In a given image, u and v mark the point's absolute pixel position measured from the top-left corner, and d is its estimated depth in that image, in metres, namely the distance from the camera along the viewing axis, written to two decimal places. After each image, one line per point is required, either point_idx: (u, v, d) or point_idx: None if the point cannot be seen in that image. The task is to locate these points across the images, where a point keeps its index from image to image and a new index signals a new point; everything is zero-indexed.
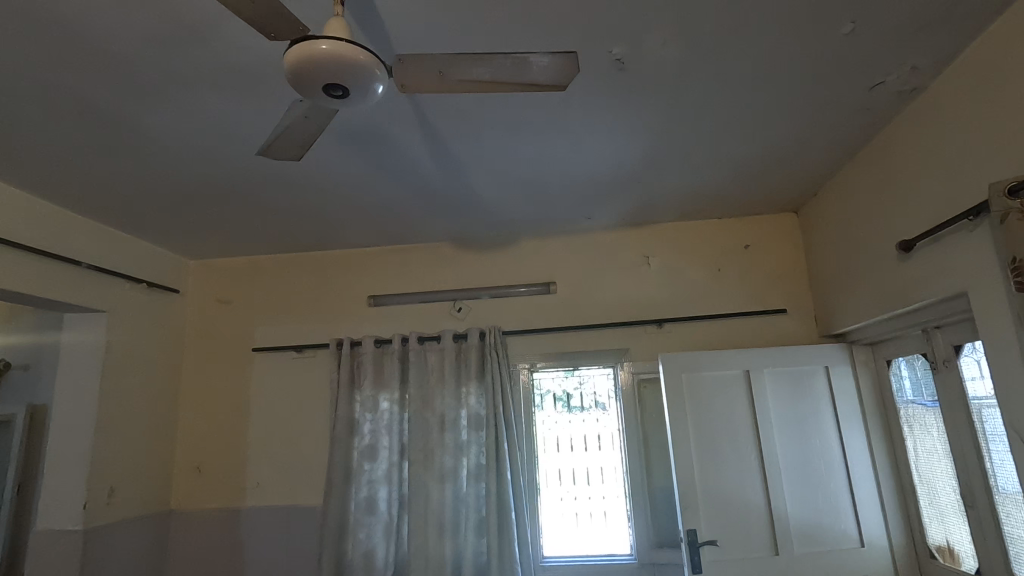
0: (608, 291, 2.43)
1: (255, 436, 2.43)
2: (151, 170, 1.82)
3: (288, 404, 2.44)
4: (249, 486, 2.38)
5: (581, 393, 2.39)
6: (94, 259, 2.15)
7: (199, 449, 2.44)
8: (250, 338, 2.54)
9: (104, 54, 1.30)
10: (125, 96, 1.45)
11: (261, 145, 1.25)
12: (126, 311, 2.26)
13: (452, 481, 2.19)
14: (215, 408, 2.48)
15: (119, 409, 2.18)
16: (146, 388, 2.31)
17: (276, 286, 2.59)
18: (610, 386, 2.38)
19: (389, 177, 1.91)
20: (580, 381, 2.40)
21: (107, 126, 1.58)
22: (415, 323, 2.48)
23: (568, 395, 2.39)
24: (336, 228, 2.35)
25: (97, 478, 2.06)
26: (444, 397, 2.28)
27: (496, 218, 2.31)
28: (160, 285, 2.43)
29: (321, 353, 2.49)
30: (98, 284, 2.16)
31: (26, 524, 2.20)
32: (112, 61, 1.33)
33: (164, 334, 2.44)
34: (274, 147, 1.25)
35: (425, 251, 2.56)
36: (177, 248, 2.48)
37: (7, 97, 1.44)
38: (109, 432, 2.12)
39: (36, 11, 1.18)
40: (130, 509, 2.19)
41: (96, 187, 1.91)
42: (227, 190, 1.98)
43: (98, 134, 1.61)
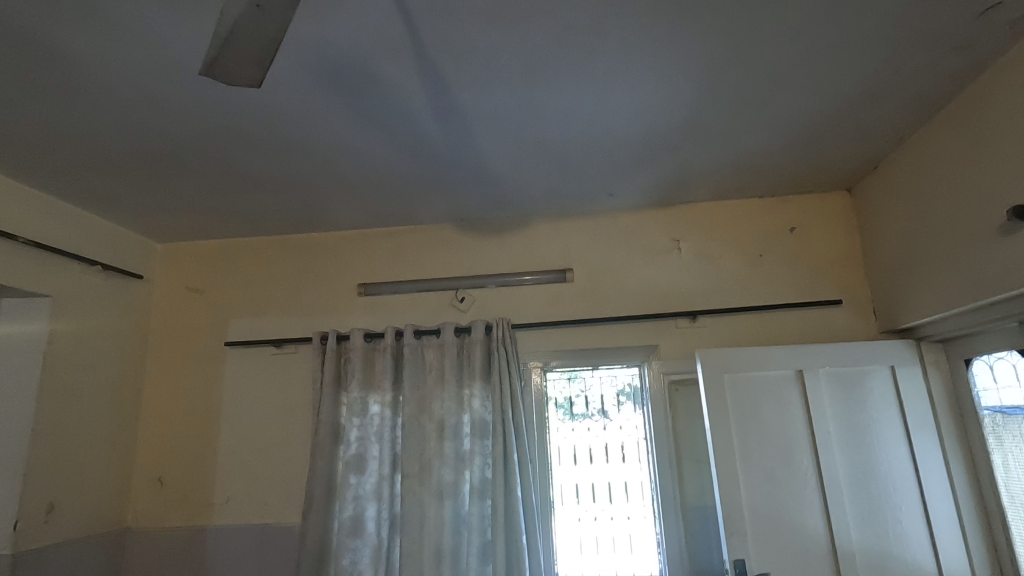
0: (633, 279, 2.12)
1: (225, 442, 2.11)
2: (94, 121, 1.51)
3: (265, 407, 2.13)
4: (217, 500, 2.06)
5: (585, 399, 2.08)
6: (39, 235, 1.84)
7: (161, 458, 2.12)
8: (223, 331, 2.23)
9: None
10: (48, 10, 1.15)
11: (209, 68, 0.94)
12: (78, 297, 1.95)
13: (452, 499, 1.88)
14: (182, 411, 2.16)
15: (63, 411, 1.86)
16: (98, 386, 1.99)
17: (255, 273, 2.28)
18: (617, 391, 2.08)
19: (382, 134, 1.60)
20: (583, 387, 2.10)
21: (32, 57, 1.28)
22: (410, 315, 2.18)
23: (571, 402, 2.09)
24: (323, 204, 2.05)
25: (33, 492, 1.74)
26: (444, 400, 1.97)
27: (506, 194, 2.01)
28: (120, 269, 2.12)
29: (304, 349, 2.18)
30: (47, 264, 1.84)
31: None
32: None
33: (123, 326, 2.12)
34: (232, 68, 0.95)
35: (424, 234, 2.26)
36: (142, 227, 2.18)
37: None
38: (50, 437, 1.80)
39: None
40: (75, 529, 1.87)
41: (29, 143, 1.60)
42: (189, 151, 1.67)
43: (22, 67, 1.31)
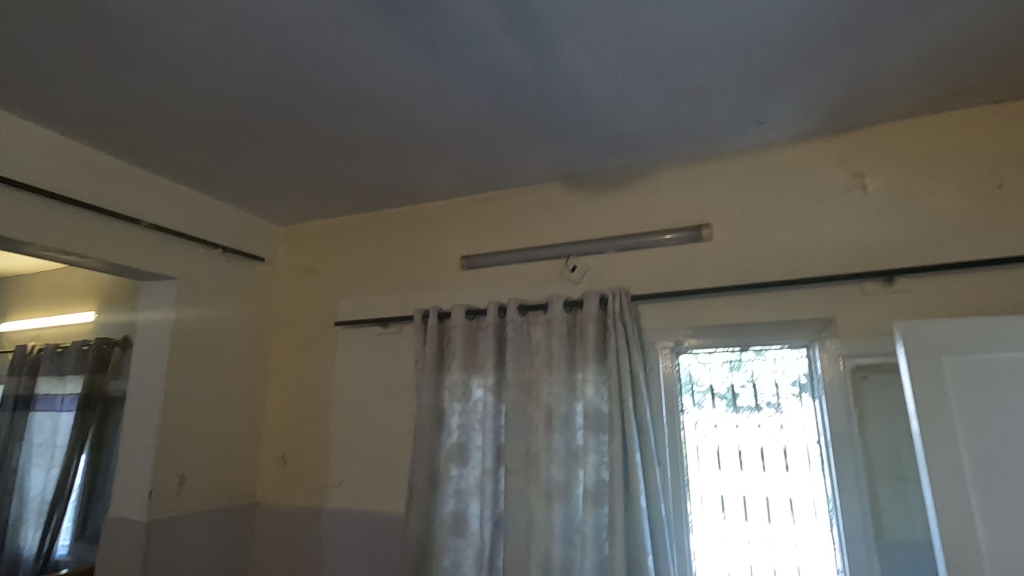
0: (795, 232, 1.62)
1: (338, 424, 2.06)
2: (167, 97, 1.44)
3: (372, 388, 2.04)
4: (331, 482, 2.02)
5: (754, 390, 1.62)
6: (166, 220, 1.90)
7: (284, 437, 2.15)
8: (334, 311, 2.19)
9: None
10: None
11: None
12: (202, 280, 2.01)
13: (563, 502, 1.58)
14: (300, 391, 2.17)
15: (190, 391, 1.93)
16: (223, 365, 2.06)
17: (363, 250, 2.21)
18: (798, 376, 1.59)
19: (456, 69, 1.34)
20: (752, 376, 1.63)
21: (97, 39, 1.23)
22: (516, 289, 1.92)
23: (735, 393, 1.64)
24: (418, 169, 1.87)
25: (165, 466, 1.82)
26: (553, 386, 1.67)
27: (619, 133, 1.63)
28: (242, 252, 2.17)
29: (408, 327, 2.04)
30: (171, 250, 1.91)
31: (102, 493, 2.27)
32: None
33: (247, 307, 2.18)
34: None
35: (530, 196, 1.98)
36: (260, 211, 2.21)
37: None
38: (178, 413, 1.88)
39: None
40: (205, 502, 1.94)
41: (129, 130, 1.60)
42: (267, 121, 1.56)
43: (91, 50, 1.26)
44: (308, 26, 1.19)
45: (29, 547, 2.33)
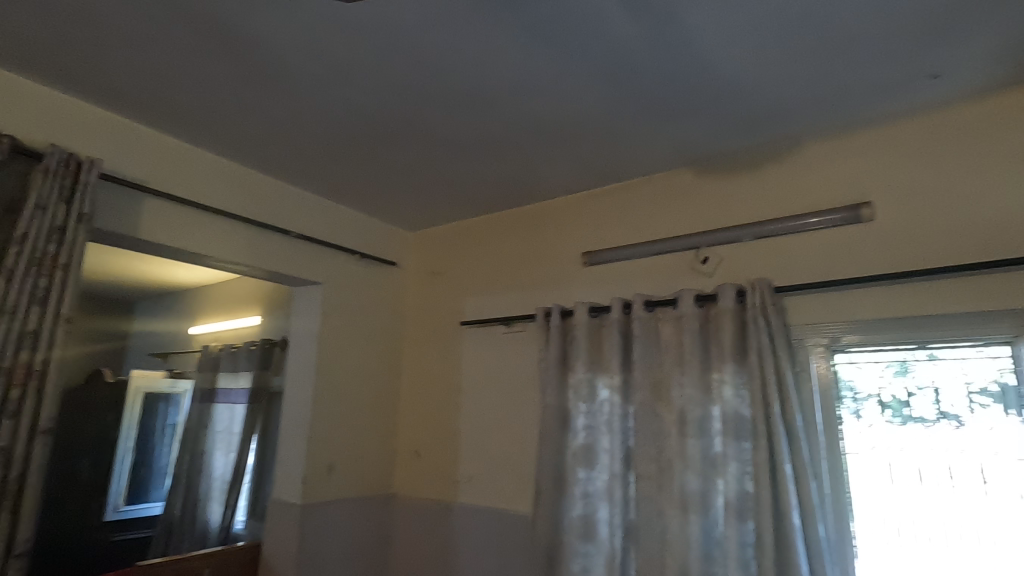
0: (986, 206, 1.34)
1: (466, 421, 2.11)
2: (307, 116, 1.56)
3: (498, 387, 2.05)
4: (461, 477, 2.07)
5: (928, 398, 1.38)
6: (311, 231, 2.08)
7: (417, 432, 2.25)
8: (460, 311, 2.25)
9: None
10: (235, 13, 1.17)
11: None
12: (343, 285, 2.18)
13: (701, 513, 1.45)
14: (431, 389, 2.26)
15: (335, 386, 2.09)
16: (362, 364, 2.21)
17: (485, 251, 2.24)
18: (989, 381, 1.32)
19: (573, 55, 1.29)
20: (924, 383, 1.39)
21: (247, 70, 1.37)
22: (642, 284, 1.82)
23: (903, 402, 1.41)
24: (536, 167, 1.85)
25: (316, 455, 1.99)
26: (685, 387, 1.55)
27: (755, 105, 1.46)
28: (377, 258, 2.31)
29: (531, 326, 2.03)
30: (316, 257, 2.09)
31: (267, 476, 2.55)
32: None
33: (382, 309, 2.32)
34: None
35: (654, 186, 1.87)
36: (391, 218, 2.34)
37: (154, 54, 1.31)
38: (325, 407, 2.04)
39: None
40: (350, 490, 2.09)
41: (279, 150, 1.77)
42: (393, 129, 1.63)
43: (244, 81, 1.41)
44: (426, 32, 1.21)
45: (214, 520, 2.68)
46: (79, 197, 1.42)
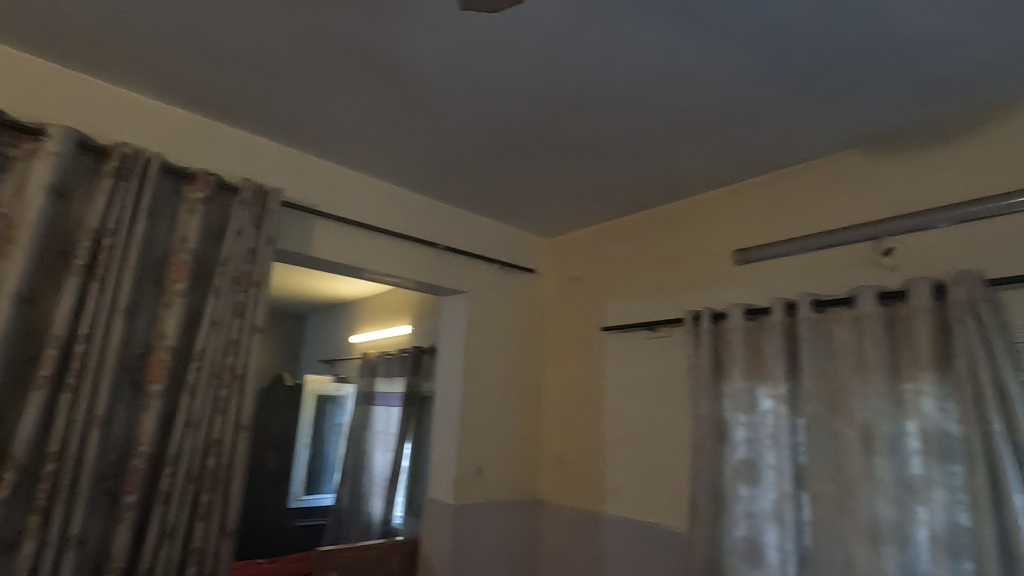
0: None
1: (611, 429, 2.05)
2: (451, 134, 1.64)
3: (644, 394, 1.97)
4: (608, 487, 2.01)
5: None
6: (455, 242, 2.18)
7: (561, 439, 2.24)
8: (601, 317, 2.21)
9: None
10: (385, 44, 1.26)
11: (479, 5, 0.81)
12: (486, 293, 2.25)
13: (898, 546, 1.25)
14: (574, 395, 2.24)
15: (481, 391, 2.16)
16: (506, 370, 2.25)
17: (625, 254, 2.18)
18: None
19: (724, 39, 1.19)
20: None
21: (398, 97, 1.47)
22: (807, 282, 1.63)
23: None
24: (678, 163, 1.76)
25: (466, 459, 2.06)
26: (871, 399, 1.35)
27: (950, 67, 1.24)
28: (516, 266, 2.36)
29: (678, 331, 1.92)
30: (460, 267, 2.18)
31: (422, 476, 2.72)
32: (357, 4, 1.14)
33: (522, 316, 2.36)
34: None
35: (818, 173, 1.68)
36: (529, 226, 2.38)
37: (322, 92, 1.46)
38: (473, 412, 2.12)
39: None
40: (498, 494, 2.14)
41: (425, 168, 1.88)
42: (531, 138, 1.65)
43: (396, 108, 1.52)
44: (565, 37, 1.21)
45: (376, 513, 2.90)
46: (266, 222, 1.62)
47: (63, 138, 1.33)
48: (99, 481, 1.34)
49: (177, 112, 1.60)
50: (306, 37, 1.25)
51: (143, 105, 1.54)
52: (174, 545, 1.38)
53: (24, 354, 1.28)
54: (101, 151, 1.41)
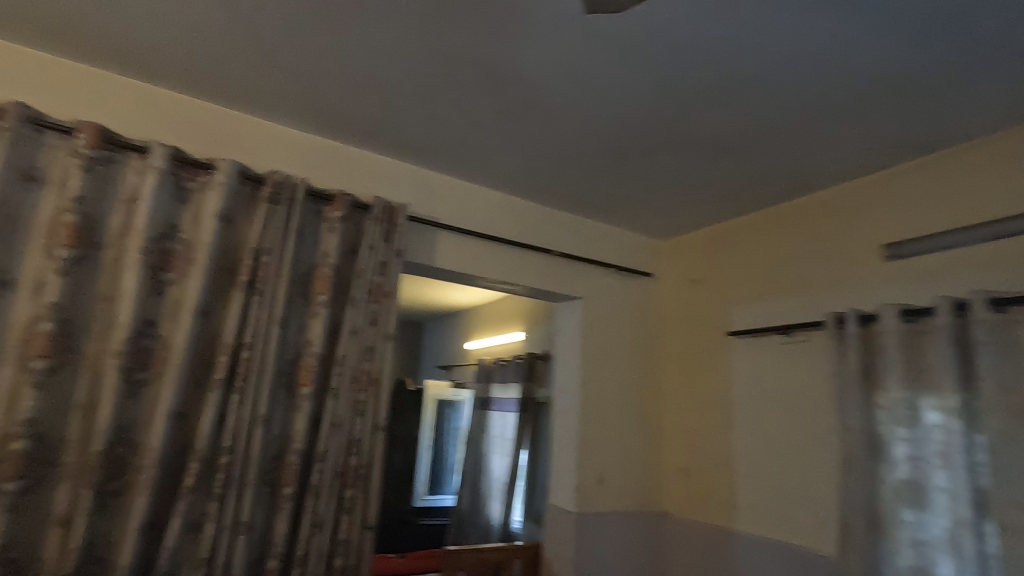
0: None
1: (742, 441, 1.93)
2: (567, 140, 1.65)
3: (779, 404, 1.83)
4: (740, 502, 1.89)
5: None
6: (570, 248, 2.17)
7: (685, 450, 2.14)
8: (726, 321, 2.09)
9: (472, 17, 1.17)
10: (506, 57, 1.29)
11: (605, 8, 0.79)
12: (602, 299, 2.22)
13: None
14: (698, 404, 2.13)
15: (599, 398, 2.12)
16: (624, 377, 2.20)
17: (752, 254, 2.04)
18: None
19: (874, 11, 1.08)
20: None
21: (517, 108, 1.50)
22: (981, 278, 1.42)
23: None
24: (814, 152, 1.62)
25: (586, 466, 2.04)
26: None
27: None
28: (632, 270, 2.30)
29: (817, 336, 1.76)
30: (575, 273, 2.17)
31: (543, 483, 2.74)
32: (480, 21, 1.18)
33: (640, 322, 2.30)
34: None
35: (990, 152, 1.46)
36: (645, 229, 2.31)
37: (445, 109, 1.53)
38: (593, 420, 2.09)
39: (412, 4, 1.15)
40: (620, 504, 2.09)
41: (540, 176, 1.90)
42: (649, 138, 1.61)
43: (514, 119, 1.55)
44: (688, 29, 1.16)
45: (495, 517, 2.94)
46: (394, 235, 1.73)
47: (229, 169, 1.52)
48: (262, 474, 1.49)
49: (318, 140, 1.75)
50: (432, 58, 1.32)
51: (290, 136, 1.71)
52: (323, 535, 1.50)
53: (203, 360, 1.47)
54: (258, 180, 1.59)
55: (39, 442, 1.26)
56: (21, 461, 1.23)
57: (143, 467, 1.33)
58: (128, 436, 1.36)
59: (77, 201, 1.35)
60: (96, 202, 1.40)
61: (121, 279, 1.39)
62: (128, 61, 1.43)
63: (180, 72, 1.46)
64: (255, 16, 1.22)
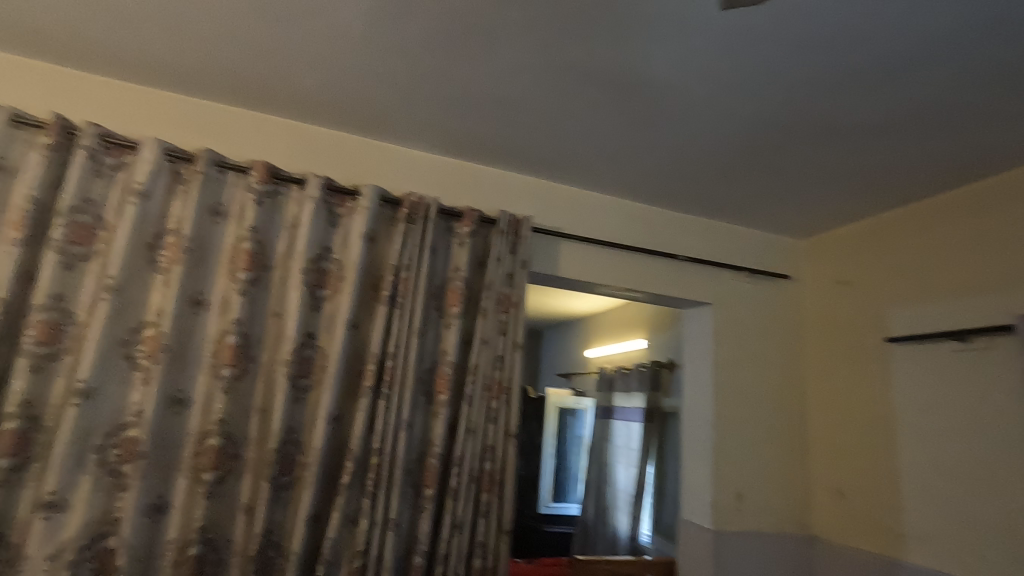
0: None
1: (909, 461, 1.71)
2: (693, 141, 1.59)
3: (956, 420, 1.60)
4: (909, 530, 1.68)
5: None
6: (696, 252, 2.09)
7: (838, 468, 1.95)
8: (883, 326, 1.87)
9: (595, 29, 1.18)
10: (629, 63, 1.28)
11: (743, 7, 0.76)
12: (733, 304, 2.10)
13: None
14: (851, 418, 1.93)
15: (735, 410, 2.01)
16: (762, 388, 2.06)
17: (912, 250, 1.82)
18: None
19: None
20: None
21: (639, 113, 1.48)
22: None
23: None
24: (991, 130, 1.41)
25: (723, 482, 1.93)
26: None
27: None
28: (767, 273, 2.15)
29: (1004, 341, 1.52)
30: (703, 278, 2.08)
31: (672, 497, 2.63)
32: (604, 32, 1.19)
33: (778, 328, 2.14)
34: None
35: None
36: (780, 227, 2.16)
37: (567, 122, 1.56)
38: (728, 433, 1.98)
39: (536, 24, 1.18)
40: (762, 524, 1.95)
41: (663, 180, 1.85)
42: (785, 131, 1.50)
43: (636, 124, 1.53)
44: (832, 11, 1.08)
45: (622, 529, 2.88)
46: (520, 248, 1.78)
47: (371, 195, 1.66)
48: (406, 475, 1.60)
49: (446, 160, 1.85)
50: (555, 73, 1.35)
51: (421, 159, 1.83)
52: (462, 536, 1.57)
53: (355, 369, 1.62)
54: (396, 202, 1.73)
55: (228, 438, 1.46)
56: (216, 453, 1.43)
57: (309, 464, 1.49)
58: (296, 435, 1.53)
59: (252, 231, 1.56)
60: (266, 230, 1.60)
61: (288, 297, 1.57)
62: (288, 106, 1.63)
63: (330, 110, 1.63)
64: (394, 54, 1.33)
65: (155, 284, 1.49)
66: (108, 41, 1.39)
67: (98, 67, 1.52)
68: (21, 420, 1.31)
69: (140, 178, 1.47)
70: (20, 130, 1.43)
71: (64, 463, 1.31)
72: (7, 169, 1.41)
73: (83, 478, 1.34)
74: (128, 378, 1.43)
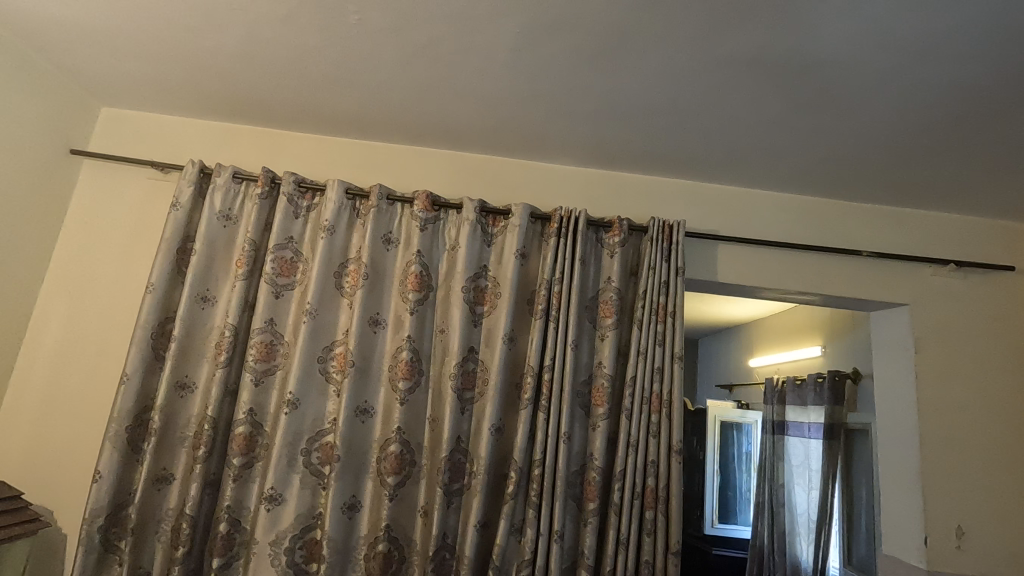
0: None
1: None
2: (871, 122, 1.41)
3: None
4: None
5: None
6: (882, 246, 1.83)
7: None
8: None
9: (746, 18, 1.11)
10: (788, 47, 1.18)
11: None
12: (937, 303, 1.79)
13: None
14: None
15: (948, 428, 1.70)
16: (983, 401, 1.72)
17: None
18: None
19: None
20: None
21: (805, 99, 1.35)
22: None
23: None
24: None
25: (938, 513, 1.64)
26: None
27: None
28: (980, 263, 1.81)
29: None
30: (894, 275, 1.81)
31: (867, 526, 2.26)
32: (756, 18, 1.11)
33: (1001, 329, 1.77)
34: None
35: None
36: (994, 209, 1.80)
37: (719, 118, 1.47)
38: (941, 455, 1.68)
39: (679, 23, 1.14)
40: (998, 566, 1.61)
41: (837, 168, 1.66)
42: (997, 94, 1.26)
43: (800, 110, 1.39)
44: None
45: (806, 558, 2.60)
46: (674, 254, 1.71)
47: (522, 212, 1.72)
48: (569, 487, 1.60)
49: (591, 173, 1.86)
50: (705, 69, 1.28)
51: (566, 173, 1.85)
52: (628, 553, 1.53)
53: (513, 380, 1.68)
54: (545, 217, 1.77)
55: (406, 446, 1.60)
56: (397, 458, 1.57)
57: (477, 472, 1.57)
58: (463, 444, 1.62)
59: (418, 255, 1.70)
60: (430, 253, 1.73)
61: (451, 315, 1.68)
62: (444, 138, 1.76)
63: (480, 137, 1.73)
64: (538, 74, 1.37)
65: (342, 307, 1.70)
66: (299, 102, 1.63)
67: (292, 124, 1.78)
68: (248, 425, 1.56)
69: (328, 217, 1.69)
70: (240, 184, 1.73)
71: (280, 463, 1.54)
72: (232, 218, 1.70)
73: (294, 476, 1.56)
74: (325, 390, 1.64)
